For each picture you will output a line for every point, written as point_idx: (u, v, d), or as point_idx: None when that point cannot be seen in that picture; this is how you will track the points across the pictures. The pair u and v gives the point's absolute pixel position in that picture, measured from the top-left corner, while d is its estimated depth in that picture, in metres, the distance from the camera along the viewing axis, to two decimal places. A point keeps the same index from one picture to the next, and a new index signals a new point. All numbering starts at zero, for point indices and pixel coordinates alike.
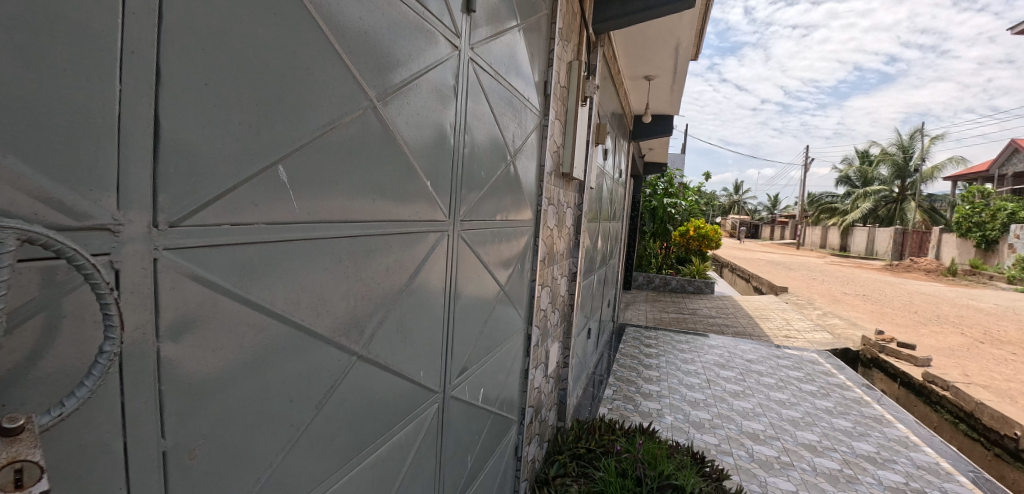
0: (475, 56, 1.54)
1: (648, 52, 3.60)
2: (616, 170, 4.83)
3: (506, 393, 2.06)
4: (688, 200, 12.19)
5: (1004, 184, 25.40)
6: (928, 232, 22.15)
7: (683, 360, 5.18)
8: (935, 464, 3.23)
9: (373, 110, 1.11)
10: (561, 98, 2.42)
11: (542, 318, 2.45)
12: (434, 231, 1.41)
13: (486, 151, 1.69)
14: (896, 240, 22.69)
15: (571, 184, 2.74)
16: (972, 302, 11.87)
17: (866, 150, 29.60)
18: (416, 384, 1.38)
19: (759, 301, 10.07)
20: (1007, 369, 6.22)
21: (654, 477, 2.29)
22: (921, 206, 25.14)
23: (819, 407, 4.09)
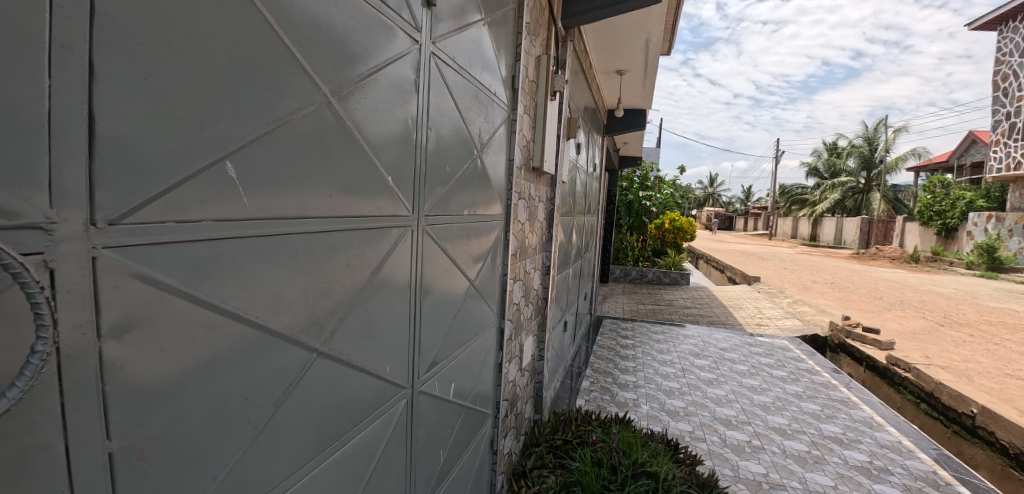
0: (437, 50, 1.53)
1: (616, 47, 3.64)
2: (591, 164, 4.87)
3: (479, 387, 2.07)
4: (664, 193, 12.38)
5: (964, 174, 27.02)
6: (893, 221, 23.08)
7: (659, 350, 5.27)
8: (897, 442, 3.38)
9: (329, 106, 1.10)
10: (530, 92, 2.42)
11: (515, 312, 2.46)
12: (397, 227, 1.40)
13: (451, 145, 1.69)
14: (864, 229, 23.54)
15: (542, 178, 2.76)
16: (933, 287, 12.43)
17: (835, 143, 30.58)
18: (383, 380, 1.38)
19: (733, 291, 10.33)
20: (965, 350, 6.54)
21: (629, 465, 2.34)
22: (887, 196, 26.13)
23: (789, 392, 4.21)
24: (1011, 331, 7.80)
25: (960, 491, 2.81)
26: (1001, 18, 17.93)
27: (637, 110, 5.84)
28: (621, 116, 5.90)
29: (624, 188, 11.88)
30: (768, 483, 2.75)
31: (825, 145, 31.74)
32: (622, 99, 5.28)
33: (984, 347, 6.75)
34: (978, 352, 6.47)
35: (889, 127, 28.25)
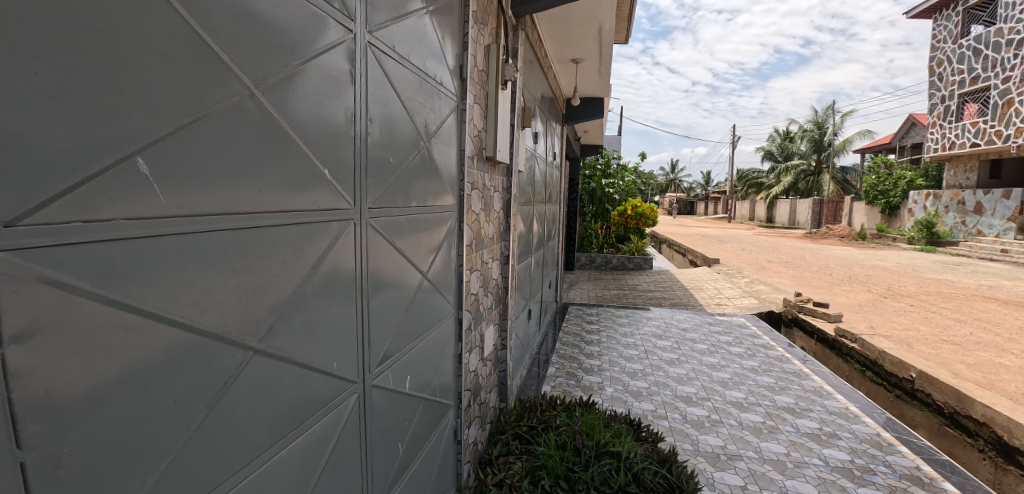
0: (374, 40, 1.50)
1: (569, 36, 3.68)
2: (550, 153, 4.90)
3: (438, 378, 2.07)
4: (626, 180, 12.63)
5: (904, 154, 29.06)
6: (842, 201, 24.48)
7: (622, 334, 5.41)
8: (844, 409, 3.60)
9: (252, 98, 1.06)
10: (480, 82, 2.41)
11: (473, 302, 2.47)
12: (338, 220, 1.38)
13: (395, 137, 1.66)
14: (816, 209, 24.77)
15: (497, 168, 2.76)
16: (877, 262, 13.27)
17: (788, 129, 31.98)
18: (330, 376, 1.36)
19: (694, 273, 10.68)
20: (905, 319, 7.03)
21: (592, 446, 2.42)
22: (838, 178, 27.59)
23: (746, 367, 4.41)
24: (945, 299, 8.44)
25: (900, 451, 3.04)
26: (936, 7, 19.14)
27: (594, 99, 5.92)
28: (579, 105, 5.97)
29: (587, 176, 12.05)
30: (726, 454, 2.88)
31: (779, 131, 33.13)
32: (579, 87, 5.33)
33: (922, 315, 7.27)
34: (916, 320, 6.97)
35: (838, 112, 29.77)
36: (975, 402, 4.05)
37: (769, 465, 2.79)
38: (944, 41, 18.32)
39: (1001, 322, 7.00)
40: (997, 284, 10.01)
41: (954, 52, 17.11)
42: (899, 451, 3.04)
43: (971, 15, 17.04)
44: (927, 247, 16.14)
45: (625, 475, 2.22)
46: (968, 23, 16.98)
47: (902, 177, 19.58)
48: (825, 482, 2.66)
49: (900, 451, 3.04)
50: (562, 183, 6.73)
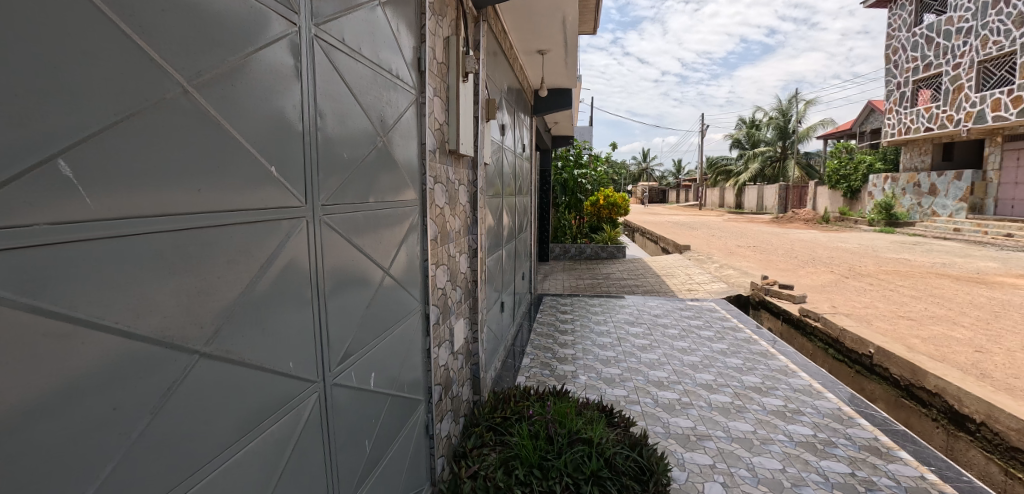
0: (321, 33, 1.46)
1: (533, 27, 3.67)
2: (519, 145, 4.88)
3: (405, 374, 2.07)
4: (598, 170, 12.75)
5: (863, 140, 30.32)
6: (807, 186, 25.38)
7: (596, 322, 5.50)
8: (807, 386, 3.75)
9: (187, 95, 1.01)
10: (439, 74, 2.38)
11: (440, 297, 2.46)
12: (289, 219, 1.35)
13: (349, 132, 1.63)
14: (783, 194, 25.60)
15: (461, 161, 2.74)
16: (839, 244, 13.83)
17: (755, 117, 32.82)
18: (285, 376, 1.34)
19: (666, 260, 10.90)
20: (865, 297, 7.36)
21: (564, 434, 2.47)
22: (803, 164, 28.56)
23: (716, 350, 4.54)
24: (902, 277, 8.87)
25: (860, 423, 3.19)
26: None
27: (562, 90, 5.94)
28: (548, 96, 5.97)
29: (559, 166, 12.10)
30: (695, 435, 2.97)
31: (747, 119, 33.98)
32: (546, 78, 5.33)
33: (881, 293, 7.62)
34: (875, 298, 7.30)
35: (802, 99, 30.70)
36: (928, 374, 4.28)
37: (736, 443, 2.90)
38: (899, 29, 19.09)
39: (952, 297, 7.40)
40: (949, 261, 10.58)
41: (910, 40, 17.85)
42: (858, 423, 3.19)
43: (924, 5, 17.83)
44: (887, 229, 16.90)
45: (597, 461, 2.28)
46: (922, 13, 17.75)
47: (862, 161, 20.48)
48: (789, 457, 2.78)
49: (859, 423, 3.19)
50: (533, 174, 6.74)
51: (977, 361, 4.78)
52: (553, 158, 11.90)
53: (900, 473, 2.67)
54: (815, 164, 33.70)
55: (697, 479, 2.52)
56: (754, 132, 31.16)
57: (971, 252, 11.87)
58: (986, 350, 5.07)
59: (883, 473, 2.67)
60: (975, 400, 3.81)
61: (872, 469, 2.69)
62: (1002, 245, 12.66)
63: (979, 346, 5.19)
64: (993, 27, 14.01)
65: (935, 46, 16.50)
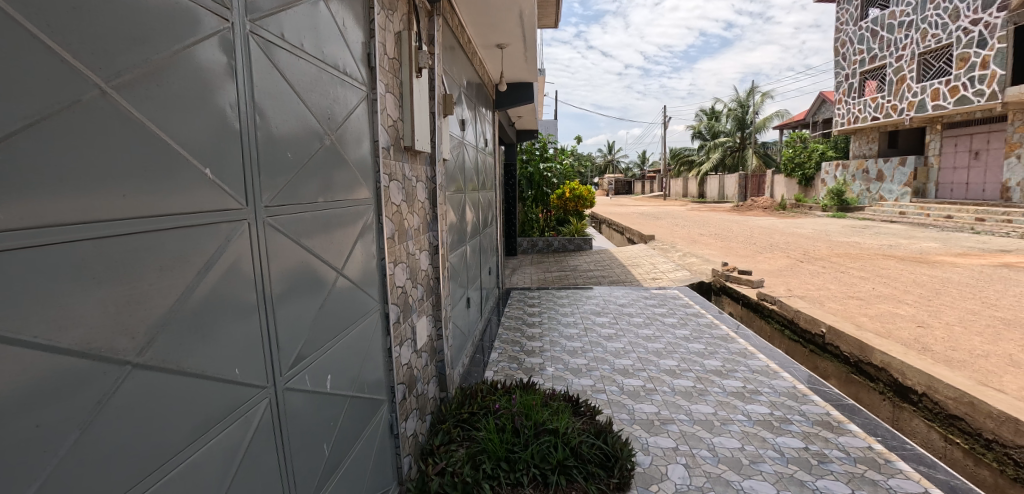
0: (257, 29, 1.42)
1: (489, 21, 3.67)
2: (480, 140, 4.86)
3: (365, 375, 2.05)
4: (563, 163, 12.88)
5: (816, 129, 31.80)
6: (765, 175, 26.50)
7: (563, 314, 5.58)
8: (765, 366, 3.93)
9: (108, 97, 0.96)
10: (391, 70, 2.35)
11: (400, 295, 2.44)
12: (228, 222, 1.30)
13: (293, 132, 1.59)
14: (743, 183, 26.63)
15: (418, 157, 2.72)
16: (794, 229, 14.50)
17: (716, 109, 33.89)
18: (230, 383, 1.30)
19: (632, 250, 11.15)
20: (818, 279, 7.75)
21: (531, 426, 2.50)
22: (761, 153, 29.74)
23: (679, 336, 4.69)
24: (852, 259, 9.38)
25: (813, 399, 3.37)
26: None
27: (524, 85, 5.97)
28: (510, 91, 5.99)
29: (524, 160, 12.12)
30: (659, 420, 3.07)
31: (709, 111, 35.05)
32: (506, 73, 5.35)
33: (833, 275, 8.04)
34: (828, 280, 7.70)
35: (759, 91, 31.86)
36: (875, 350, 4.55)
37: (698, 425, 3.01)
38: (847, 23, 20.05)
39: (896, 276, 7.90)
40: (894, 242, 11.27)
41: (857, 33, 18.78)
42: (812, 400, 3.37)
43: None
44: (840, 214, 17.82)
45: (563, 450, 2.33)
46: (867, 7, 18.84)
47: (814, 149, 21.72)
48: (747, 435, 2.91)
49: (813, 400, 3.38)
50: (496, 169, 6.74)
51: (919, 336, 5.12)
52: (517, 151, 11.85)
53: (850, 445, 2.84)
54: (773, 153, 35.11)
55: (661, 463, 2.60)
56: (715, 123, 32.03)
57: (915, 233, 12.66)
58: (927, 324, 5.45)
59: (834, 445, 2.83)
60: (917, 372, 4.08)
61: (824, 442, 2.85)
62: (944, 226, 13.54)
63: (921, 321, 5.57)
64: (932, 20, 15.22)
65: (880, 39, 17.57)
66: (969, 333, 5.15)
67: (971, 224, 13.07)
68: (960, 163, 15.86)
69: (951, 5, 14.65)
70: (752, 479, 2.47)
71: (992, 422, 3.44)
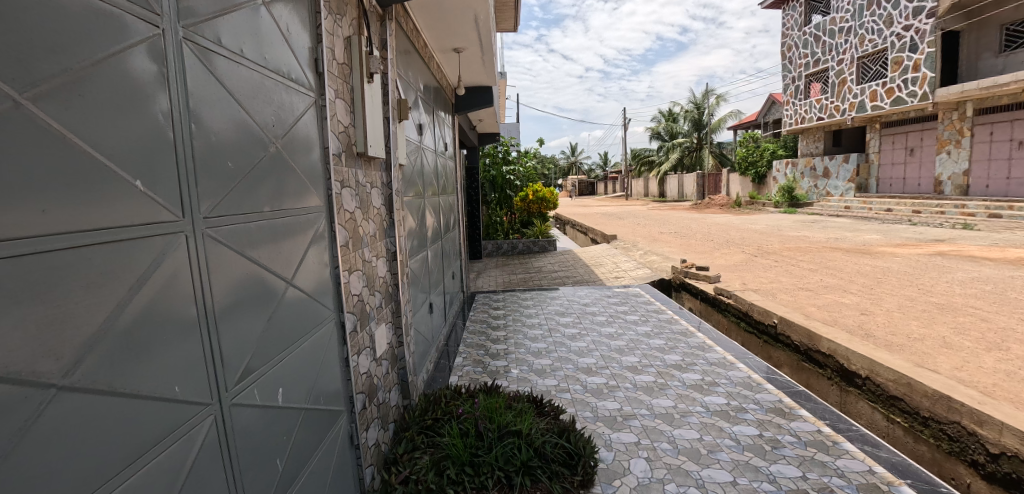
0: (191, 34, 1.37)
1: (444, 25, 3.68)
2: (440, 144, 4.85)
3: (319, 385, 2.02)
4: (527, 166, 13.00)
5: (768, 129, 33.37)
6: (721, 174, 27.63)
7: (528, 316, 5.63)
8: (723, 359, 4.10)
9: (26, 104, 0.89)
10: (340, 76, 2.32)
11: (357, 303, 2.41)
12: (162, 235, 1.24)
13: (233, 140, 1.55)
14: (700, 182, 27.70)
15: (372, 163, 2.69)
16: (749, 225, 15.17)
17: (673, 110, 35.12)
18: (170, 402, 1.24)
19: (595, 250, 11.37)
20: (770, 273, 8.15)
21: (494, 429, 2.52)
22: (717, 153, 30.97)
23: (640, 333, 4.83)
24: (802, 253, 9.91)
25: (766, 388, 3.55)
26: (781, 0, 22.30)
27: (482, 88, 6.01)
28: (469, 94, 6.01)
29: (487, 164, 12.18)
30: (622, 416, 3.15)
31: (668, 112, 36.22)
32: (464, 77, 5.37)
33: (784, 268, 8.47)
34: (780, 273, 8.10)
35: (714, 93, 33.17)
36: (823, 339, 4.82)
37: (659, 419, 3.11)
38: (792, 28, 21.14)
39: (842, 267, 8.42)
40: (840, 235, 11.97)
41: (802, 38, 19.86)
42: (766, 388, 3.54)
43: (811, 6, 20.07)
44: (791, 210, 18.77)
45: (526, 452, 2.36)
46: (810, 14, 20.02)
47: (766, 149, 22.85)
48: (706, 426, 3.03)
49: (766, 388, 3.55)
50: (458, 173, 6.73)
51: (862, 323, 5.46)
52: (481, 156, 12.00)
53: (801, 429, 3.00)
54: (729, 153, 36.62)
55: (623, 458, 2.67)
56: (674, 125, 33.07)
57: (860, 226, 13.48)
58: (870, 312, 5.83)
59: (786, 430, 2.98)
60: (860, 357, 4.36)
61: (777, 429, 3.00)
62: (885, 219, 14.48)
63: (864, 309, 5.95)
64: (868, 27, 16.40)
65: (823, 43, 18.69)
66: (907, 319, 5.54)
67: (909, 216, 14.04)
68: (898, 159, 17.05)
69: (885, 12, 15.78)
70: (709, 468, 2.57)
71: (928, 401, 3.70)
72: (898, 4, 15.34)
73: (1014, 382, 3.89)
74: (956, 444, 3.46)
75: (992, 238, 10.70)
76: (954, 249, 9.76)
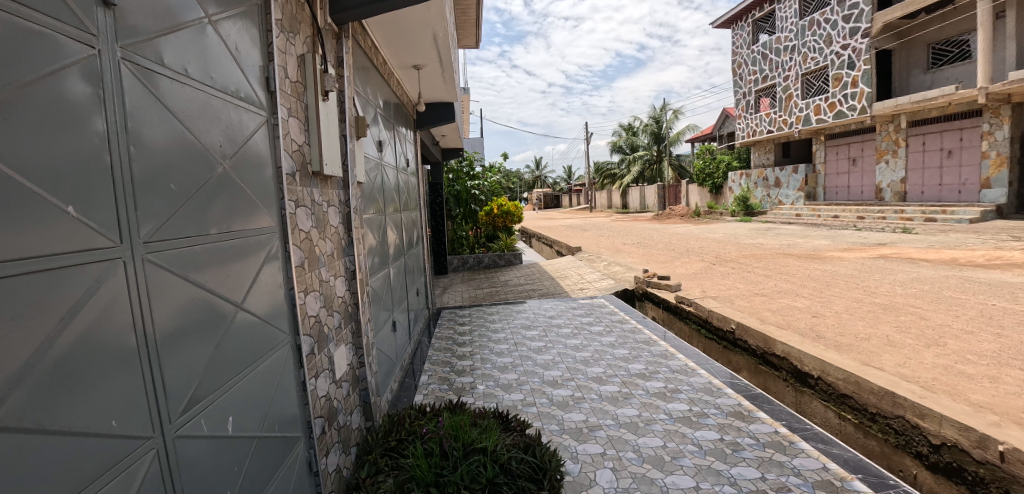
0: (130, 54, 1.32)
1: (403, 43, 3.71)
2: (402, 159, 4.85)
3: (274, 411, 1.96)
4: (491, 180, 13.11)
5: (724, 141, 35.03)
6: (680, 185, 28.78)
7: (494, 330, 5.62)
8: (685, 366, 4.22)
9: None
10: (294, 93, 2.30)
11: (314, 325, 2.36)
12: (100, 262, 1.18)
13: (177, 160, 1.50)
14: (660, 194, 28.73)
15: (329, 181, 2.66)
16: (707, 234, 15.79)
17: (634, 125, 36.42)
18: (107, 438, 1.16)
19: (561, 262, 11.54)
20: (727, 280, 8.50)
21: (459, 447, 2.49)
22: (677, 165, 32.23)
23: (605, 343, 4.92)
24: (756, 260, 10.39)
25: (726, 392, 3.69)
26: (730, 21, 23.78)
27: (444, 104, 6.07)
28: (432, 110, 6.04)
29: (451, 179, 12.23)
30: (587, 427, 3.18)
31: (629, 127, 37.50)
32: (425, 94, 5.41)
33: (740, 275, 8.86)
34: (737, 280, 8.46)
35: (671, 108, 34.65)
36: (777, 342, 5.05)
37: (623, 428, 3.16)
38: (741, 47, 22.48)
39: (794, 272, 8.87)
40: (791, 242, 12.64)
41: (751, 56, 21.15)
42: (726, 393, 3.68)
43: (758, 27, 21.45)
44: (746, 218, 19.69)
45: (492, 469, 2.34)
46: (757, 33, 21.40)
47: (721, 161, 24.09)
48: (669, 433, 3.10)
49: (726, 393, 3.68)
50: (421, 188, 6.73)
51: (813, 325, 5.76)
52: (444, 171, 12.02)
53: (759, 431, 3.12)
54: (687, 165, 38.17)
55: (589, 469, 2.70)
56: (635, 138, 34.22)
57: (809, 233, 14.26)
58: (820, 314, 6.17)
59: (745, 433, 3.10)
60: (812, 359, 4.59)
61: (737, 431, 3.11)
62: (832, 225, 15.40)
63: (815, 312, 6.29)
64: (810, 46, 17.69)
65: (770, 61, 19.97)
66: (854, 320, 5.88)
67: (854, 222, 14.99)
68: (842, 169, 18.25)
69: (824, 33, 17.10)
70: (673, 475, 2.63)
71: (874, 397, 3.92)
72: (836, 25, 16.65)
73: (950, 376, 4.20)
74: (902, 437, 3.68)
75: (928, 241, 11.56)
76: (895, 253, 10.47)
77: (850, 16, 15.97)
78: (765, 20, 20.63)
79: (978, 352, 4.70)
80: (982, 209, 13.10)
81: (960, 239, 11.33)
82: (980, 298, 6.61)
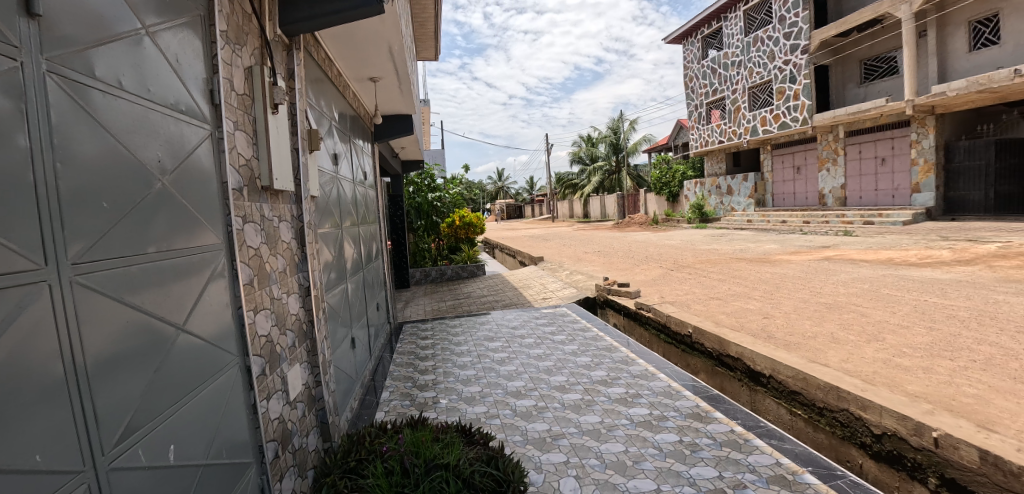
0: (56, 66, 1.24)
1: (359, 55, 3.69)
2: (359, 172, 4.78)
3: (221, 435, 1.86)
4: (453, 192, 12.75)
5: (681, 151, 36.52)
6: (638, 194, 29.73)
7: (457, 343, 5.58)
8: (645, 371, 4.34)
9: None
10: (241, 106, 2.24)
11: (264, 345, 2.27)
12: (23, 286, 1.09)
13: (109, 177, 1.42)
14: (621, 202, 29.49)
15: (279, 196, 2.58)
16: (665, 242, 16.33)
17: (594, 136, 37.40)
18: (33, 474, 1.07)
19: (524, 272, 11.62)
20: (683, 285, 8.83)
21: (420, 464, 2.46)
22: (635, 175, 33.29)
23: (568, 351, 4.99)
24: (711, 265, 10.85)
25: (684, 394, 3.82)
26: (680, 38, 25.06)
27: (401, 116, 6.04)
28: (389, 122, 5.99)
29: (412, 191, 12.11)
30: (551, 436, 3.21)
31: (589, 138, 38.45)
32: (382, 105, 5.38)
33: (696, 280, 9.22)
34: (693, 285, 8.80)
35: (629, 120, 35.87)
36: (732, 343, 5.28)
37: (586, 435, 3.21)
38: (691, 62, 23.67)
39: (746, 276, 9.32)
40: (743, 247, 13.27)
41: (702, 70, 22.26)
42: (684, 395, 3.81)
43: (706, 43, 22.67)
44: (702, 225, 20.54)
45: (455, 483, 2.32)
46: (705, 49, 22.59)
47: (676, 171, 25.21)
48: (630, 437, 3.18)
49: (684, 395, 3.82)
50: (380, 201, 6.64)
51: (765, 326, 6.07)
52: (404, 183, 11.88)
53: (716, 430, 3.25)
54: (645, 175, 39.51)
55: (553, 478, 2.72)
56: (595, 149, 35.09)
57: (760, 238, 15.03)
58: (770, 315, 6.50)
59: (703, 434, 3.21)
60: (764, 358, 4.83)
61: (695, 432, 3.23)
62: (780, 230, 16.32)
63: (765, 313, 6.63)
64: (755, 61, 18.97)
65: (719, 75, 21.14)
66: (801, 319, 6.24)
67: (800, 227, 15.95)
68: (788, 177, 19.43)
69: (767, 49, 18.40)
70: (634, 479, 2.69)
71: (820, 392, 4.17)
72: (778, 42, 17.95)
73: (888, 369, 4.52)
74: (848, 429, 3.92)
75: (866, 243, 12.44)
76: (837, 254, 11.20)
77: (791, 34, 17.34)
78: (712, 36, 21.84)
79: (912, 345, 5.09)
80: (913, 212, 14.25)
81: (894, 240, 12.25)
82: (913, 295, 7.17)
